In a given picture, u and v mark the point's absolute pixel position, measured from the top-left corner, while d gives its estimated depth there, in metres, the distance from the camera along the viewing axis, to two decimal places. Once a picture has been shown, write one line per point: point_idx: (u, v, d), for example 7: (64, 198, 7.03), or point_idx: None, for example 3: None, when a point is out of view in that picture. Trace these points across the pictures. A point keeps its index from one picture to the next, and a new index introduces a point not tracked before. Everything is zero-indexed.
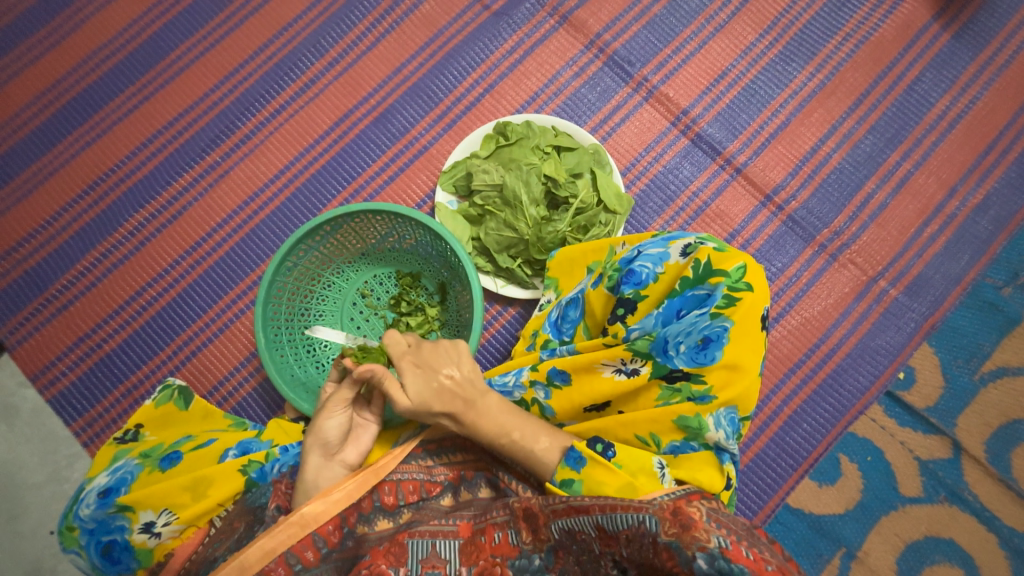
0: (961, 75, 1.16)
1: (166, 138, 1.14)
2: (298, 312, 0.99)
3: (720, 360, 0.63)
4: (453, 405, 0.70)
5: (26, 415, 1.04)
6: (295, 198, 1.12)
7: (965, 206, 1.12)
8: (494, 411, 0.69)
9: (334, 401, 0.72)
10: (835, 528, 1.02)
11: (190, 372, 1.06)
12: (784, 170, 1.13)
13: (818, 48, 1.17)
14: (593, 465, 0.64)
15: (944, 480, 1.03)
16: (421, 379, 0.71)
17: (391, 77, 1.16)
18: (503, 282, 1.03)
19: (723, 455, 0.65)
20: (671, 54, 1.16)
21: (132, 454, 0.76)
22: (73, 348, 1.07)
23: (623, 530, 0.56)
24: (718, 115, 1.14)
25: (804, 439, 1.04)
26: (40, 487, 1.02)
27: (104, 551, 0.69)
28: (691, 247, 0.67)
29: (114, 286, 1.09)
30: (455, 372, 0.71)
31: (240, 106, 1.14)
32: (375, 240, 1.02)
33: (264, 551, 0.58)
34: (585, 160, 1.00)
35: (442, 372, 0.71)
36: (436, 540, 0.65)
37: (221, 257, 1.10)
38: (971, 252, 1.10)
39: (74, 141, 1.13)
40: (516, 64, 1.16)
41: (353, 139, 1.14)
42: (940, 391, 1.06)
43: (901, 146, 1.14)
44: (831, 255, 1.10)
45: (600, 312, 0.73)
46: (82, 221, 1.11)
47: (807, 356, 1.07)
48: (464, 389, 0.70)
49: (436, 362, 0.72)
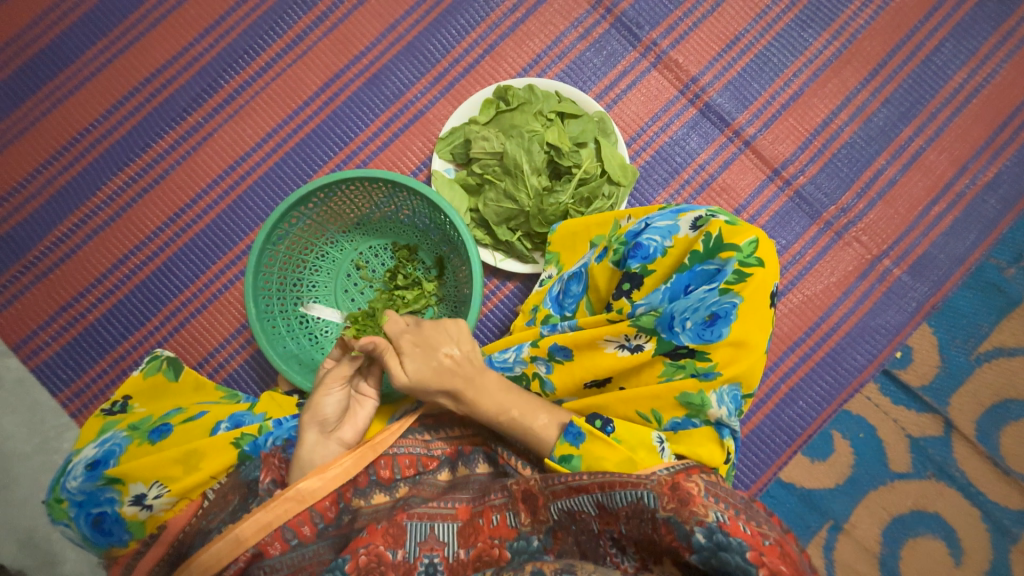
0: (982, 46, 1.11)
1: (144, 95, 1.07)
2: (290, 282, 0.96)
3: (727, 337, 0.61)
4: (453, 383, 0.67)
5: (10, 386, 1.01)
6: (285, 164, 1.07)
7: (975, 183, 1.10)
8: (493, 389, 0.67)
9: (334, 375, 0.69)
10: (825, 502, 1.04)
11: (179, 343, 1.03)
12: (794, 144, 1.09)
13: (836, 14, 1.11)
14: (592, 441, 0.63)
15: (933, 457, 1.05)
16: (419, 359, 0.67)
17: (385, 35, 1.08)
18: (502, 256, 1.00)
19: (723, 430, 0.65)
20: (682, 16, 1.10)
21: (121, 426, 0.74)
22: (55, 318, 1.03)
23: (622, 508, 0.56)
24: (729, 84, 1.09)
25: (799, 416, 1.05)
26: (29, 457, 1.00)
27: (95, 522, 0.67)
28: (701, 220, 0.65)
29: (96, 253, 1.04)
30: (454, 350, 0.68)
31: (222, 63, 1.07)
32: (369, 210, 0.97)
33: (260, 524, 0.59)
34: (589, 128, 0.96)
35: (441, 351, 0.68)
36: (435, 523, 0.64)
37: (207, 224, 1.05)
38: (977, 232, 1.09)
39: (44, 98, 1.06)
40: (518, 23, 1.09)
41: (344, 102, 1.08)
42: (935, 370, 1.07)
43: (916, 121, 1.10)
44: (836, 233, 1.08)
45: (605, 287, 0.71)
46: (57, 184, 1.05)
47: (807, 334, 1.06)
48: (464, 367, 0.67)
49: (436, 340, 0.69)
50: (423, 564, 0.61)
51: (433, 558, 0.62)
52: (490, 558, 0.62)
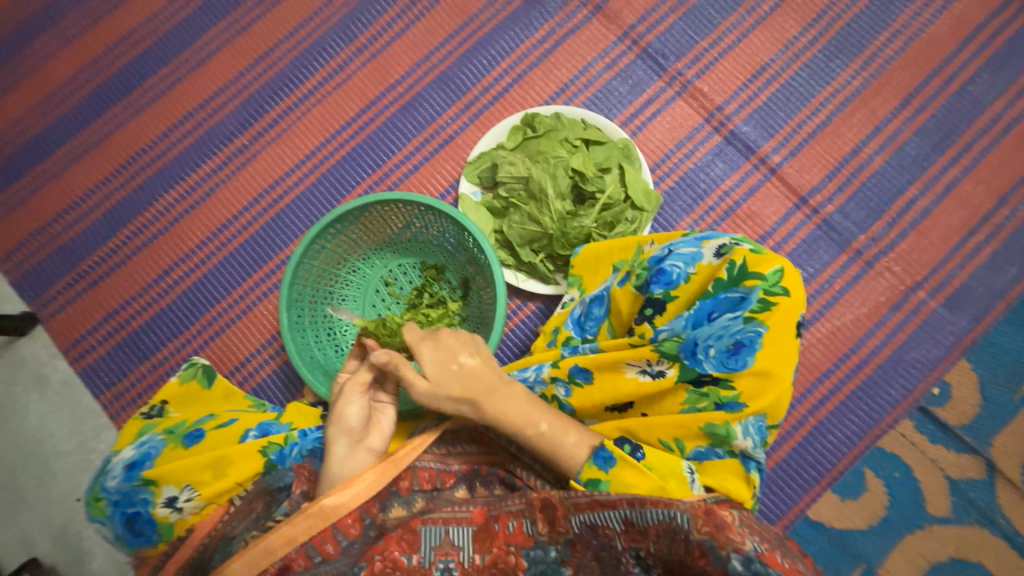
0: (1019, 77, 1.10)
1: (197, 119, 1.15)
2: (322, 295, 1.00)
3: (752, 366, 0.61)
4: (476, 391, 0.67)
5: (57, 386, 1.07)
6: (321, 184, 1.12)
7: (1015, 216, 1.06)
8: (518, 399, 0.67)
9: (354, 384, 0.71)
10: (858, 544, 0.99)
11: (214, 351, 1.08)
12: (821, 173, 1.08)
13: (864, 45, 1.11)
14: (622, 466, 0.63)
15: (975, 502, 0.99)
16: (440, 365, 0.67)
17: (419, 65, 1.15)
18: (524, 276, 1.02)
19: (749, 463, 0.64)
20: (707, 47, 1.12)
21: (157, 429, 0.78)
22: (102, 324, 1.09)
23: (652, 526, 0.56)
24: (754, 113, 1.10)
25: (829, 451, 1.01)
26: (69, 455, 1.05)
27: (128, 522, 0.70)
28: (725, 248, 0.65)
29: (143, 265, 1.11)
30: (471, 357, 0.68)
31: (269, 90, 1.15)
32: (400, 229, 1.01)
33: (285, 538, 0.59)
34: (614, 155, 0.98)
35: (460, 358, 0.68)
36: (449, 527, 0.65)
37: (246, 239, 1.11)
38: (1019, 265, 1.05)
39: (108, 121, 1.16)
40: (547, 54, 1.13)
41: (378, 128, 1.13)
42: (976, 409, 1.02)
43: (950, 151, 1.08)
44: (866, 262, 1.06)
45: (627, 311, 0.71)
46: (114, 199, 1.14)
47: (836, 365, 1.03)
48: (481, 375, 0.68)
49: (454, 347, 0.69)
50: (439, 569, 0.62)
51: (449, 563, 0.62)
52: (506, 565, 0.61)
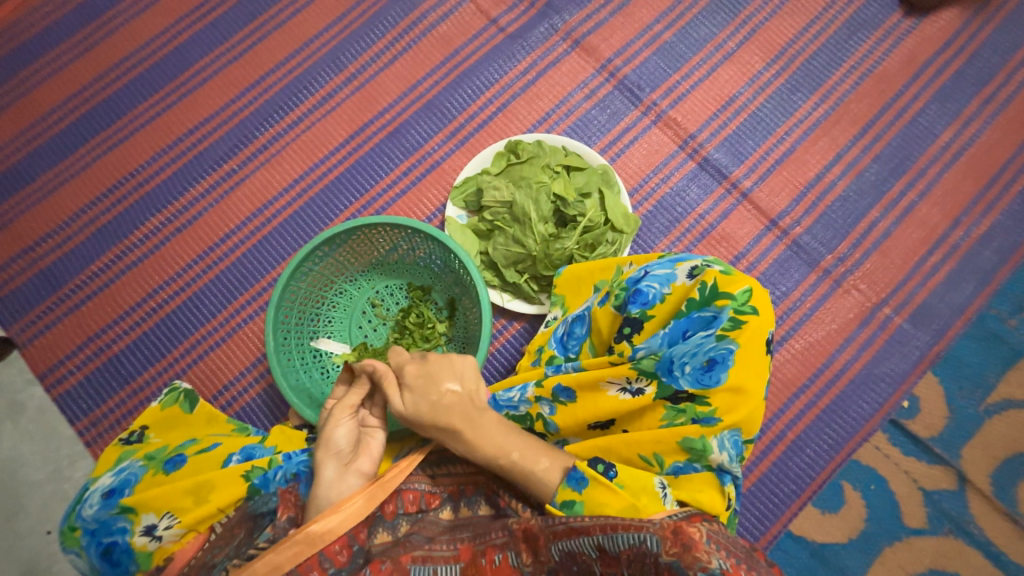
0: (964, 109, 1.19)
1: (187, 144, 1.17)
2: (308, 317, 1.00)
3: (725, 382, 0.64)
4: (453, 421, 0.68)
5: (32, 413, 1.05)
6: (309, 207, 1.14)
7: (969, 236, 1.13)
8: (492, 430, 0.68)
9: (343, 406, 0.73)
10: (839, 557, 1.00)
11: (197, 375, 1.07)
12: (789, 196, 1.15)
13: (823, 79, 1.20)
14: (594, 486, 0.64)
15: (949, 512, 1.02)
16: (419, 393, 0.70)
17: (407, 93, 1.19)
18: (509, 297, 1.04)
19: (724, 476, 0.66)
20: (680, 79, 1.19)
21: (137, 455, 0.76)
22: (81, 348, 1.08)
23: (624, 551, 0.57)
24: (725, 141, 1.17)
25: (807, 465, 1.04)
26: (40, 485, 1.02)
27: (104, 552, 0.69)
28: (697, 269, 0.69)
29: (127, 288, 1.11)
30: (456, 386, 0.70)
31: (259, 117, 1.18)
32: (387, 251, 1.03)
33: (271, 566, 0.57)
34: (594, 180, 1.02)
35: (443, 386, 0.69)
36: (436, 566, 0.64)
37: (232, 262, 1.12)
38: (975, 282, 1.11)
39: (96, 146, 1.17)
40: (529, 84, 1.19)
41: (366, 153, 1.17)
42: (944, 421, 1.06)
43: (906, 176, 1.16)
44: (835, 281, 1.11)
45: (607, 330, 0.74)
46: (99, 223, 1.14)
47: (811, 380, 1.07)
48: (466, 404, 0.69)
49: (439, 375, 0.71)
50: None
51: None
52: None
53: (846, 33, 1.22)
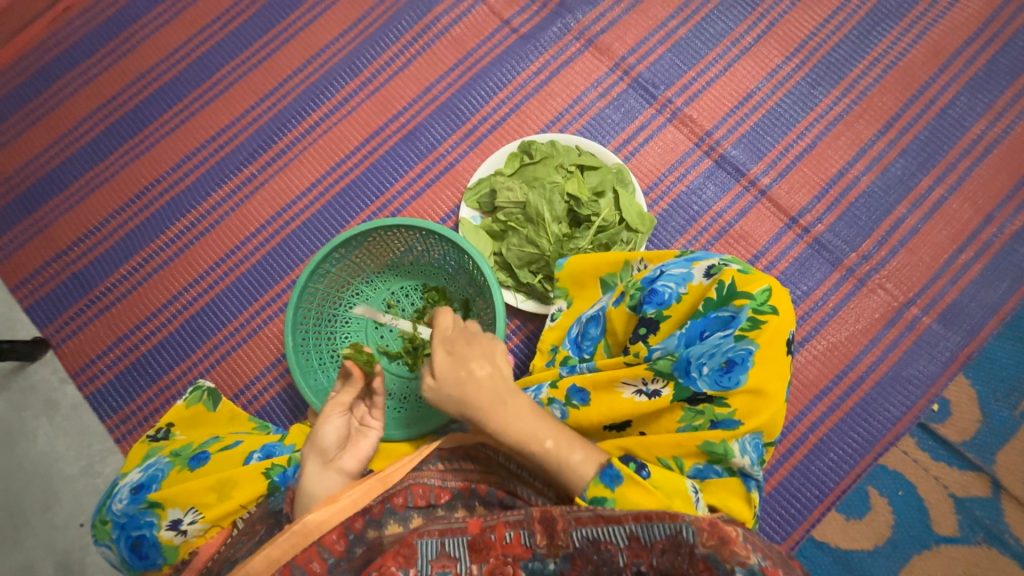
0: (997, 100, 1.14)
1: (209, 150, 1.20)
2: (326, 317, 1.02)
3: (744, 384, 0.62)
4: (481, 400, 0.68)
5: (65, 410, 1.09)
6: (327, 210, 1.16)
7: (1002, 232, 1.09)
8: (523, 414, 0.67)
9: (337, 402, 0.74)
10: (865, 565, 0.97)
11: (219, 374, 1.10)
12: (810, 193, 1.12)
13: (845, 72, 1.16)
14: (628, 485, 0.63)
15: (983, 521, 0.98)
16: (452, 364, 0.70)
17: (421, 96, 1.20)
18: (523, 297, 1.04)
19: (749, 481, 0.65)
20: (695, 76, 1.18)
21: (163, 452, 0.79)
22: (111, 348, 1.12)
23: (658, 540, 0.56)
24: (742, 138, 1.15)
25: (830, 469, 1.01)
26: (73, 480, 1.06)
27: (133, 545, 0.71)
28: (714, 268, 0.67)
29: (153, 290, 1.15)
30: (484, 366, 0.70)
31: (278, 122, 1.21)
32: (402, 252, 1.04)
33: (270, 560, 0.58)
34: (608, 179, 1.02)
35: (471, 364, 0.70)
36: (446, 539, 0.63)
37: (253, 264, 1.15)
38: (1009, 281, 1.07)
39: (124, 153, 1.21)
40: (542, 85, 1.19)
41: (382, 156, 1.18)
42: (977, 425, 1.02)
43: (934, 171, 1.12)
44: (858, 280, 1.08)
45: (621, 330, 0.73)
46: (127, 227, 1.18)
47: (834, 382, 1.04)
48: (495, 386, 0.69)
49: (468, 354, 0.71)
50: None
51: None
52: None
53: (869, 24, 1.18)
